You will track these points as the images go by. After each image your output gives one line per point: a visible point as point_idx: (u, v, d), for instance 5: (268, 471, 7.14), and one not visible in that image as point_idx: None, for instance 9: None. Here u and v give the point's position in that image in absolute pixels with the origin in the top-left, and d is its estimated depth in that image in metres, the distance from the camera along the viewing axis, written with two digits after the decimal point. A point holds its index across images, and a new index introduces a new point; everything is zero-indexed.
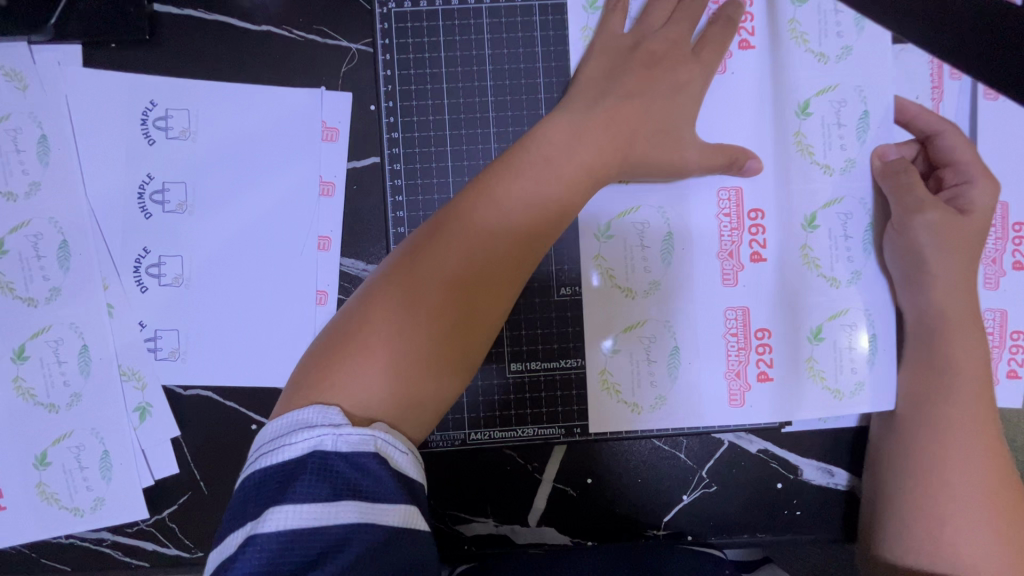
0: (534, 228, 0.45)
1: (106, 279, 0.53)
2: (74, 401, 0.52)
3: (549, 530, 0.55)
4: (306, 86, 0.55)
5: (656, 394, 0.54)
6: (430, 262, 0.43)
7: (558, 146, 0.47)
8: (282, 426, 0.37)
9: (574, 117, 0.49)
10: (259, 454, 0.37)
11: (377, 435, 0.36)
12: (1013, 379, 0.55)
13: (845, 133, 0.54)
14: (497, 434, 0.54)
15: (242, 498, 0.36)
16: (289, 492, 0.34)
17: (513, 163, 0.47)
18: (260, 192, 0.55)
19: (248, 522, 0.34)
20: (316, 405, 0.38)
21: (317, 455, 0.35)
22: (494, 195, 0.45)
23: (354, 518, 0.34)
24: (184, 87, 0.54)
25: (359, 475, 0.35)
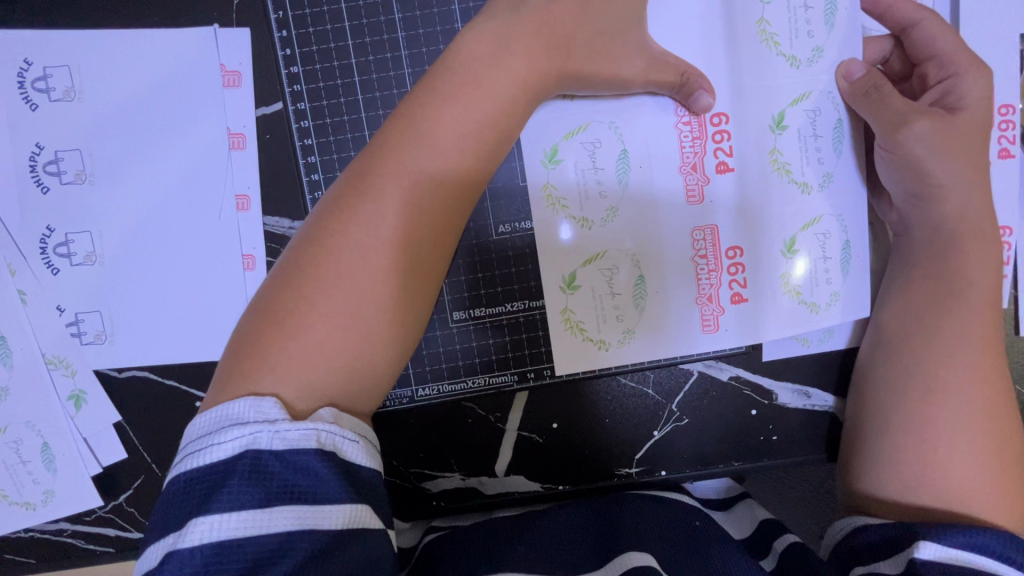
0: (469, 166, 0.41)
1: (13, 265, 0.49)
2: (2, 396, 0.49)
3: (518, 478, 0.53)
4: (195, 24, 0.48)
5: (623, 328, 0.51)
6: (364, 218, 0.38)
7: (485, 66, 0.42)
8: (205, 425, 0.31)
9: (497, 24, 0.43)
10: (181, 455, 0.31)
11: (320, 427, 0.32)
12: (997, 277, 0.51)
13: (813, 17, 0.48)
14: (446, 387, 0.52)
15: (160, 512, 0.30)
16: (213, 502, 0.29)
17: (438, 91, 0.41)
18: (165, 152, 0.50)
19: (163, 539, 0.29)
20: (247, 397, 0.32)
21: (247, 457, 0.30)
22: (423, 132, 0.40)
23: (293, 525, 0.29)
24: (61, 40, 0.48)
25: (299, 475, 0.30)
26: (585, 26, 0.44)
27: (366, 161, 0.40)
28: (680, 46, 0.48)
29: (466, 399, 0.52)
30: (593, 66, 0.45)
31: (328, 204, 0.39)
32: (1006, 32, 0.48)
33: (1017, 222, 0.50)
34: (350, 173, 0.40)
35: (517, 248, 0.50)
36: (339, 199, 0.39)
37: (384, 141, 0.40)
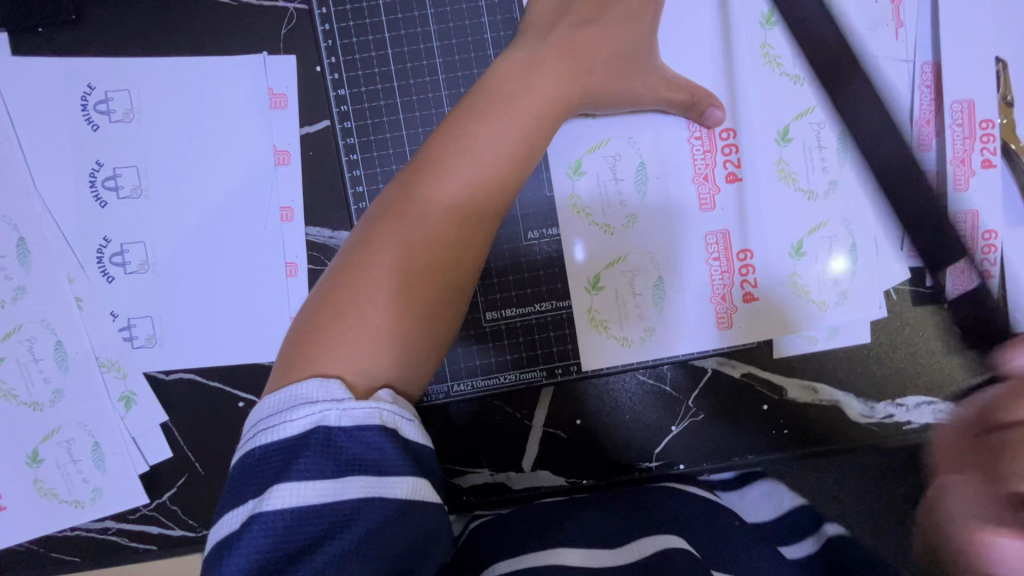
0: (503, 174, 0.45)
1: (71, 273, 0.52)
2: (57, 398, 0.52)
3: (543, 473, 0.56)
4: (248, 52, 0.53)
5: (644, 325, 0.54)
6: (412, 218, 0.42)
7: (518, 87, 0.47)
8: (279, 401, 0.35)
9: (527, 52, 0.48)
10: (257, 428, 0.35)
11: (382, 407, 0.36)
12: (985, 279, 0.55)
13: (815, 39, 0.53)
14: (479, 384, 0.55)
15: (240, 478, 0.35)
16: (291, 471, 0.33)
17: (475, 108, 0.46)
18: (216, 168, 0.53)
19: (248, 501, 0.33)
20: (315, 378, 0.36)
21: (319, 431, 0.34)
22: (463, 142, 0.44)
23: (361, 493, 0.33)
24: (122, 66, 0.52)
25: (365, 449, 0.34)
26: (605, 52, 0.49)
27: (413, 169, 0.44)
28: (690, 69, 0.53)
29: (497, 397, 0.55)
30: (614, 88, 0.50)
31: (379, 208, 0.43)
32: (982, 57, 0.54)
33: (999, 225, 0.55)
34: (398, 180, 0.44)
35: (545, 254, 0.54)
36: (388, 203, 0.43)
37: (429, 151, 0.45)
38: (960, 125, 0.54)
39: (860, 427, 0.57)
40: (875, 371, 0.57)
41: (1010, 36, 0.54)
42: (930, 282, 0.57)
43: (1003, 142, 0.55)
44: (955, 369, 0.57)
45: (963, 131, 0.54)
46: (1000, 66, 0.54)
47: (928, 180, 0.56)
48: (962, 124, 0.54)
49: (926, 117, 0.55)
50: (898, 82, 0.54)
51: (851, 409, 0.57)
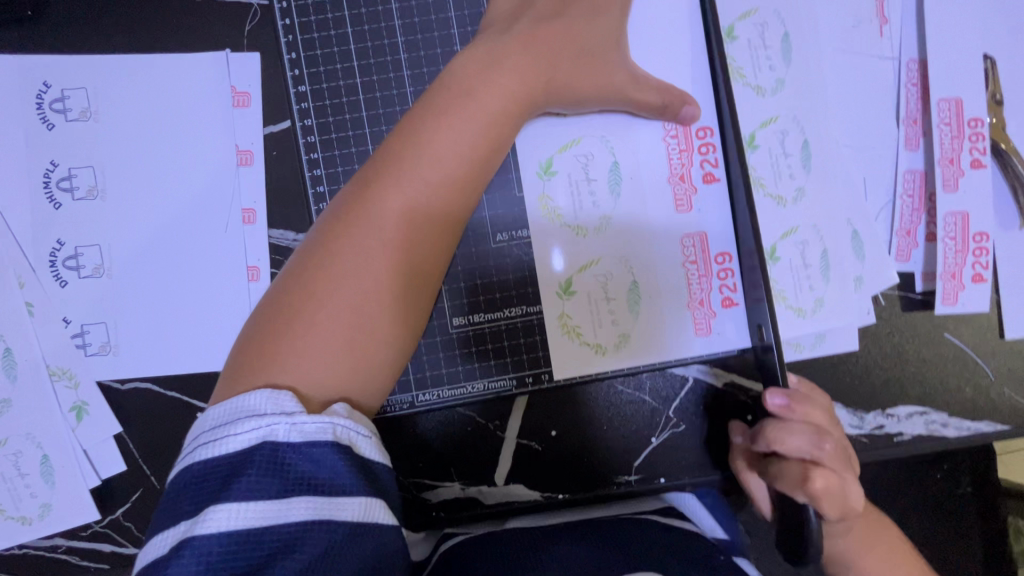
0: (467, 173, 0.43)
1: (22, 277, 0.50)
2: (4, 408, 0.50)
3: (516, 487, 0.54)
4: (209, 49, 0.51)
5: (619, 332, 0.52)
6: (370, 221, 0.40)
7: (482, 82, 0.45)
8: (223, 413, 0.33)
9: (489, 46, 0.46)
10: (198, 442, 0.33)
11: (336, 422, 0.33)
12: (978, 283, 0.53)
13: (773, 54, 0.52)
14: (446, 392, 0.52)
15: (178, 496, 0.32)
16: (232, 491, 0.31)
17: (436, 104, 0.44)
18: (175, 168, 0.52)
19: (182, 522, 0.31)
20: (264, 388, 0.34)
21: (265, 447, 0.32)
22: (423, 141, 0.42)
23: (309, 516, 0.31)
24: (79, 63, 0.50)
25: (315, 467, 0.32)
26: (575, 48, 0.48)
27: (371, 169, 0.42)
28: (667, 66, 0.51)
29: (466, 407, 0.53)
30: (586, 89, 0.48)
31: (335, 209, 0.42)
32: (970, 53, 0.52)
33: (992, 228, 0.53)
34: (355, 180, 0.42)
35: (516, 258, 0.52)
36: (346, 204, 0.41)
37: (387, 150, 0.43)
38: (948, 124, 0.52)
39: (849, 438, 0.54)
40: (865, 380, 0.54)
41: (997, 32, 0.52)
42: (920, 287, 0.54)
43: (993, 142, 0.52)
44: (947, 378, 0.54)
45: (950, 131, 0.52)
46: (989, 62, 0.52)
47: (915, 181, 0.54)
48: (950, 124, 0.52)
49: (913, 116, 0.53)
50: (883, 80, 0.53)
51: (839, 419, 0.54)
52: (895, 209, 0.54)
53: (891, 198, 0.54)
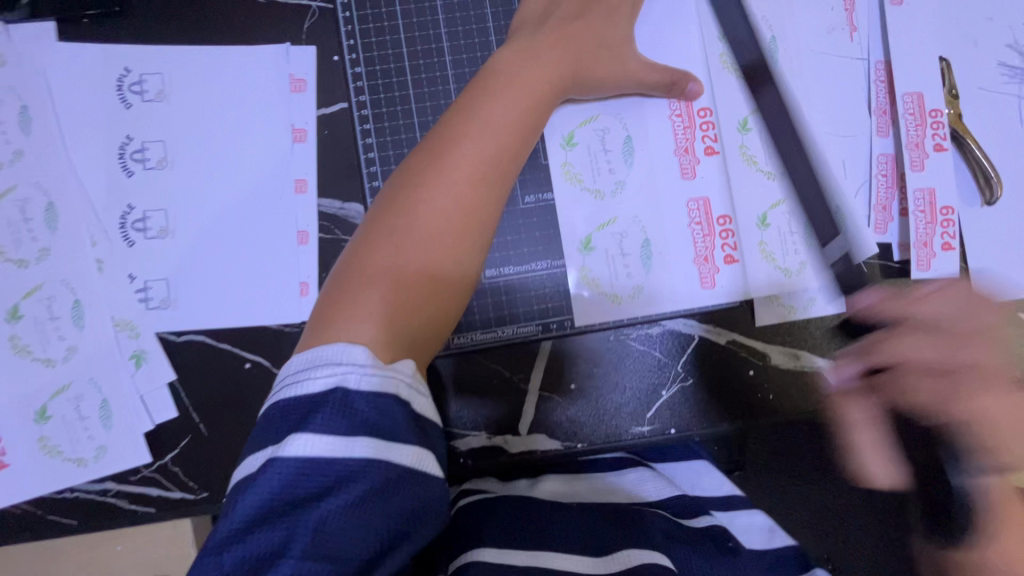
0: (508, 154, 0.50)
1: (94, 237, 0.55)
2: (70, 354, 0.54)
3: (539, 437, 0.58)
4: (273, 42, 0.58)
5: (635, 285, 0.58)
6: (425, 201, 0.46)
7: (515, 85, 0.52)
8: (305, 361, 0.38)
9: (517, 51, 0.54)
10: (284, 383, 0.38)
11: (398, 375, 0.38)
12: (948, 251, 0.60)
13: (761, 55, 0.60)
14: (478, 337, 0.58)
15: (267, 424, 0.38)
16: (310, 423, 0.36)
17: (477, 98, 0.51)
18: (236, 144, 0.58)
19: (270, 444, 0.36)
20: (340, 344, 0.38)
21: (338, 392, 0.36)
22: (468, 132, 0.49)
23: (369, 455, 0.35)
24: (157, 52, 0.57)
25: (378, 415, 0.36)
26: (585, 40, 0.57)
27: (422, 157, 0.48)
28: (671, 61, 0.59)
29: (495, 357, 0.58)
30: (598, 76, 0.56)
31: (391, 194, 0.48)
32: (928, 54, 0.61)
33: (956, 203, 0.60)
34: (408, 166, 0.48)
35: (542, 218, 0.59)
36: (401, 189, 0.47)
37: (435, 140, 0.49)
38: (913, 114, 0.60)
39: None
40: None
41: (949, 39, 0.61)
42: (897, 256, 0.61)
43: (952, 129, 0.60)
44: None
45: (915, 120, 0.60)
46: (945, 64, 0.60)
47: (887, 163, 0.61)
48: (915, 114, 0.60)
49: (882, 108, 0.61)
50: (856, 77, 0.61)
51: None
52: (872, 187, 0.61)
53: (868, 177, 0.61)
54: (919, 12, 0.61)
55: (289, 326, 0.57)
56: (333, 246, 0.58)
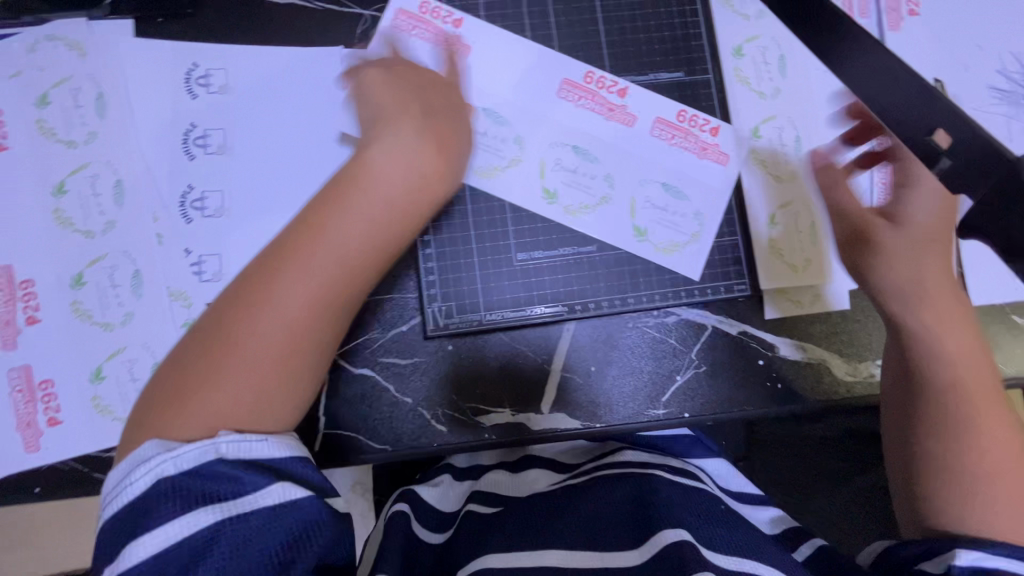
0: (376, 243, 0.48)
1: (157, 213, 0.60)
2: (127, 320, 0.58)
3: (561, 416, 0.61)
4: (329, 44, 0.64)
5: (693, 232, 0.63)
6: (252, 313, 0.44)
7: (385, 171, 0.49)
8: (123, 470, 0.40)
9: (392, 143, 0.50)
10: (113, 493, 0.40)
11: (217, 442, 0.41)
12: (945, 253, 0.64)
13: (771, 70, 0.65)
14: (508, 315, 0.62)
15: (107, 538, 0.39)
16: (149, 521, 0.38)
17: (328, 197, 0.48)
18: (290, 134, 0.63)
19: (111, 562, 0.38)
20: (155, 441, 0.41)
21: (161, 483, 0.39)
22: (320, 231, 0.46)
23: (216, 520, 0.38)
24: (223, 49, 0.63)
25: (212, 482, 0.39)
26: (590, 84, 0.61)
27: (273, 255, 0.46)
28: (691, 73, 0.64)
29: (523, 338, 0.62)
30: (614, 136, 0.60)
31: (223, 296, 0.46)
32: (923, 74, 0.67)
33: None
34: (254, 264, 0.47)
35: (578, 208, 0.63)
36: (232, 289, 0.46)
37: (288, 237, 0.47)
38: None
39: (846, 385, 0.63)
40: (859, 336, 0.64)
41: (944, 63, 0.67)
42: None
43: None
44: None
45: None
46: (939, 84, 0.66)
47: None
48: None
49: None
50: None
51: (837, 368, 0.63)
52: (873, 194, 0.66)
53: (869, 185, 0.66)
54: (915, 39, 0.67)
55: None
56: None
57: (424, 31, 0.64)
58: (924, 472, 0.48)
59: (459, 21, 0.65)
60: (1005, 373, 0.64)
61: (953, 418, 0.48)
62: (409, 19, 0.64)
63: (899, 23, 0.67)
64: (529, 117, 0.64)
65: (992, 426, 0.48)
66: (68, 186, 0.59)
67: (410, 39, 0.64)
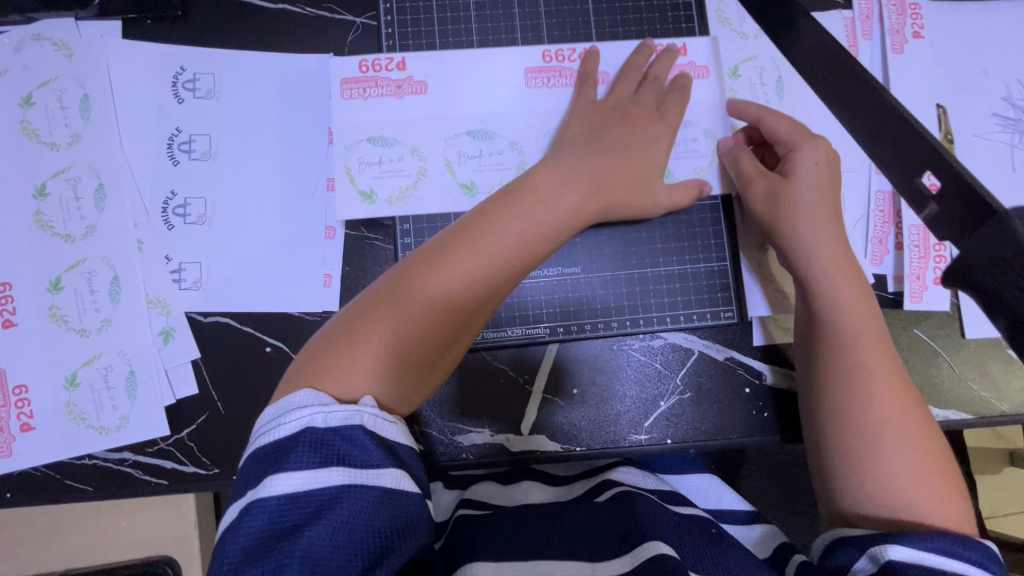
0: (526, 250, 0.52)
1: (138, 219, 0.59)
2: (103, 326, 0.57)
3: (540, 438, 0.61)
4: (318, 51, 0.63)
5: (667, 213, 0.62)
6: (436, 278, 0.49)
7: (544, 187, 0.55)
8: (280, 407, 0.43)
9: (557, 167, 0.56)
10: (260, 431, 0.43)
11: (363, 410, 0.43)
12: (939, 285, 0.63)
13: (768, 92, 0.64)
14: (489, 335, 0.61)
15: (247, 470, 0.42)
16: (286, 463, 0.41)
17: (504, 201, 0.53)
18: (274, 141, 0.62)
19: (250, 488, 0.41)
20: (307, 391, 0.44)
21: (308, 431, 0.42)
22: (490, 228, 0.51)
23: (343, 482, 0.41)
24: (211, 53, 0.62)
25: (349, 446, 0.42)
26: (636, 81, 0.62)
27: (448, 237, 0.51)
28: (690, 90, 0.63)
29: (504, 358, 0.61)
30: (619, 138, 0.59)
31: (394, 270, 0.51)
32: (924, 100, 0.65)
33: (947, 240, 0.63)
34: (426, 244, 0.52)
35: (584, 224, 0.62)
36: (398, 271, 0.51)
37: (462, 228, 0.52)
38: None
39: None
40: None
41: (947, 88, 0.65)
42: (891, 287, 0.64)
43: None
44: (918, 366, 0.63)
45: None
46: (941, 111, 0.65)
47: (885, 199, 0.64)
48: None
49: None
50: None
51: None
52: (868, 222, 0.64)
53: (865, 212, 0.64)
54: (919, 62, 0.65)
55: (310, 314, 0.60)
56: (358, 241, 0.61)
57: (377, 91, 0.61)
58: (829, 429, 0.50)
59: (401, 63, 0.62)
60: (997, 410, 0.63)
61: (848, 369, 0.51)
62: (356, 85, 0.61)
63: (903, 45, 0.65)
64: (523, 134, 0.62)
65: (888, 381, 0.50)
66: (49, 189, 0.59)
67: (368, 107, 0.61)
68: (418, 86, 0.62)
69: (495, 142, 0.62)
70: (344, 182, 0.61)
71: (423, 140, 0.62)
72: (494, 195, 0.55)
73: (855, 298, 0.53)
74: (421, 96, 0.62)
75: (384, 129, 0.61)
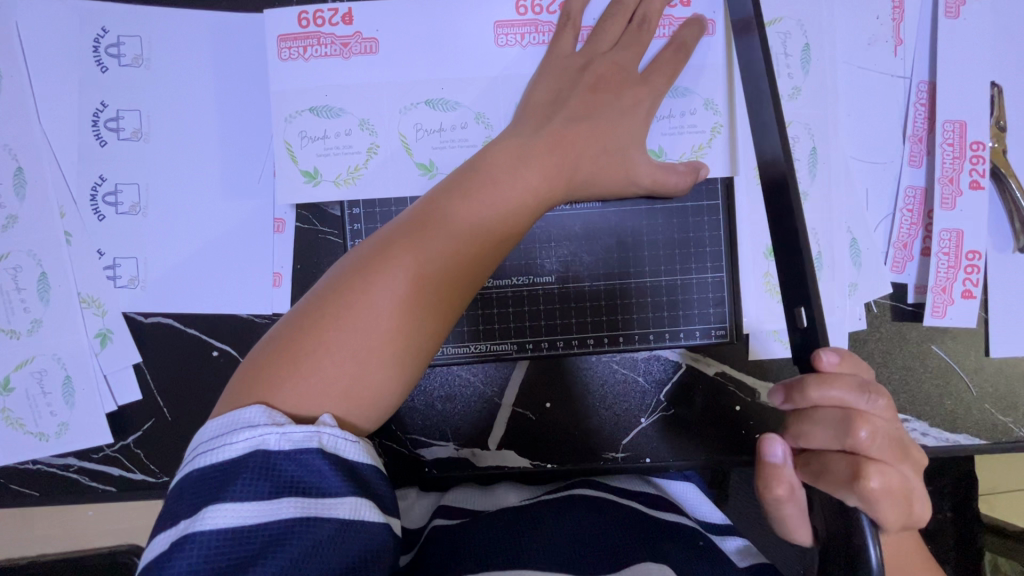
0: (494, 233, 0.43)
1: (63, 208, 0.53)
2: (34, 328, 0.53)
3: (509, 453, 0.56)
4: (257, 10, 0.53)
5: (656, 204, 0.54)
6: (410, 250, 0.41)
7: (513, 161, 0.46)
8: (223, 425, 0.35)
9: (522, 142, 0.47)
10: (198, 451, 0.35)
11: (322, 430, 0.35)
12: (968, 299, 0.55)
13: (792, 63, 0.55)
14: (452, 350, 0.55)
15: (178, 496, 0.34)
16: (228, 493, 0.33)
17: (472, 171, 0.45)
18: (209, 117, 0.54)
19: (182, 520, 0.33)
20: (259, 405, 0.36)
21: (258, 455, 0.34)
22: (458, 201, 0.43)
23: (297, 515, 0.33)
24: (135, 12, 0.53)
25: (305, 473, 0.34)
26: (623, 26, 0.51)
27: (411, 215, 0.43)
28: (698, 59, 0.52)
29: (469, 371, 0.56)
30: (595, 104, 0.49)
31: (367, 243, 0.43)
32: (979, 78, 0.54)
33: (984, 247, 0.55)
34: (392, 224, 0.44)
35: (562, 227, 0.54)
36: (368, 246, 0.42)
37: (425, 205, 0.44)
38: (951, 144, 0.55)
39: None
40: None
41: (1007, 62, 0.54)
42: (913, 298, 0.56)
43: (993, 165, 0.55)
44: (933, 389, 0.57)
45: (952, 151, 0.55)
46: (995, 90, 0.54)
47: (916, 197, 0.56)
48: (952, 145, 0.55)
49: (918, 134, 0.55)
50: (893, 97, 0.55)
51: None
52: (894, 221, 0.56)
53: (891, 210, 0.56)
54: (976, 30, 0.54)
55: (259, 316, 0.54)
56: (309, 236, 0.54)
57: (320, 50, 0.51)
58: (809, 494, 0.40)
59: (349, 14, 0.51)
60: (1015, 435, 0.57)
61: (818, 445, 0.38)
62: (296, 43, 0.51)
63: (959, 8, 0.54)
64: (496, 105, 0.52)
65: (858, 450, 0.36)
66: None
67: (312, 70, 0.52)
68: (368, 43, 0.51)
69: (460, 114, 0.52)
70: (287, 161, 0.52)
71: (375, 110, 0.52)
72: (462, 168, 0.46)
73: (893, 484, 0.33)
74: (372, 56, 0.52)
75: (331, 100, 0.52)
